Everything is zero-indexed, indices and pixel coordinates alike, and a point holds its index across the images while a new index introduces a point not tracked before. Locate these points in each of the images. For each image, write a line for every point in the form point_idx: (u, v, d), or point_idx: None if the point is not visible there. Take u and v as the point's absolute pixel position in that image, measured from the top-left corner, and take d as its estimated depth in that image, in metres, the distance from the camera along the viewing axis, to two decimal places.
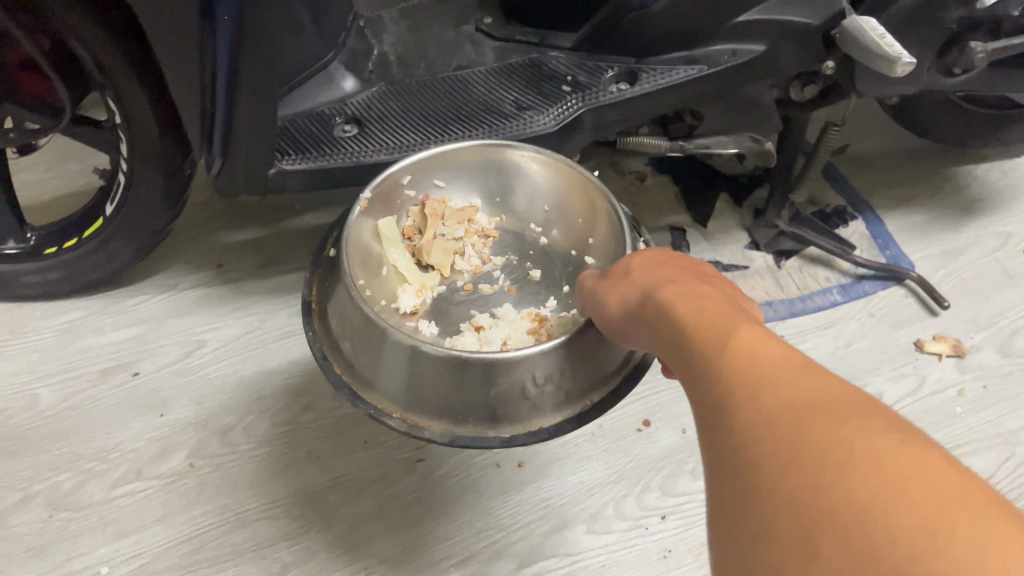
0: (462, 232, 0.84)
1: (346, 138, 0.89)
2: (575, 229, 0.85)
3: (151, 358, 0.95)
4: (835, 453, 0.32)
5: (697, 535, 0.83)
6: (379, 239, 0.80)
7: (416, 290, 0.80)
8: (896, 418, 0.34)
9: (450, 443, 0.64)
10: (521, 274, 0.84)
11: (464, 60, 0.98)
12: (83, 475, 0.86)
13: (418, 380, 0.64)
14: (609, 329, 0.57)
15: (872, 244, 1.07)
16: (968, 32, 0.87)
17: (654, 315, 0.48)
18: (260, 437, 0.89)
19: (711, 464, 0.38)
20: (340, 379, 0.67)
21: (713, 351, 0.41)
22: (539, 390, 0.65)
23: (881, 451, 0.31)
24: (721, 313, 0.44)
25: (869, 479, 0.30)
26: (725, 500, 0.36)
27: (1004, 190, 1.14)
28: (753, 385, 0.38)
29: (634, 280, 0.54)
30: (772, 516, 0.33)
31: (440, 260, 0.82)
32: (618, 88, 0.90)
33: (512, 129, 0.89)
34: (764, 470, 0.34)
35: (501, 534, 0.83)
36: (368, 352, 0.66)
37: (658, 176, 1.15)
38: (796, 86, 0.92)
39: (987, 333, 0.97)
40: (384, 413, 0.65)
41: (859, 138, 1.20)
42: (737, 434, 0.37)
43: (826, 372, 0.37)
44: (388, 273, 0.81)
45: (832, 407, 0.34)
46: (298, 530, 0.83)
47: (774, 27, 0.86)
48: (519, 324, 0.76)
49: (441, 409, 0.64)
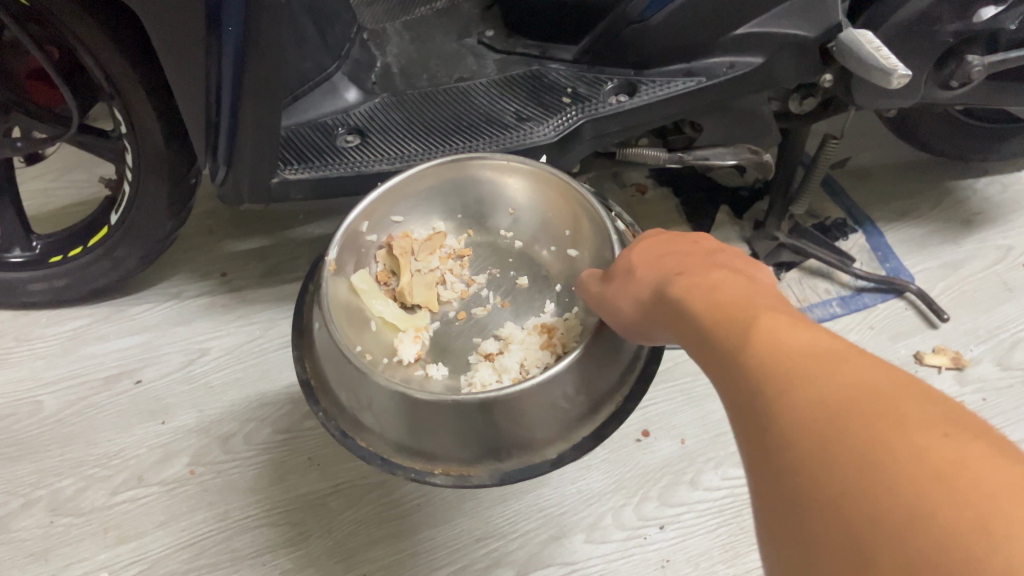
0: (435, 260, 0.84)
1: (349, 147, 0.90)
2: (545, 225, 0.86)
3: (155, 366, 0.96)
4: (876, 450, 0.32)
5: (696, 544, 0.83)
6: (359, 295, 0.78)
7: (413, 336, 0.78)
8: (931, 398, 0.34)
9: (504, 481, 0.63)
10: (509, 284, 0.85)
11: (466, 72, 0.99)
12: (86, 480, 0.86)
13: (439, 431, 0.63)
14: (628, 330, 0.57)
15: (872, 257, 1.07)
16: (963, 46, 0.88)
17: (674, 313, 0.48)
18: (261, 444, 0.90)
19: (752, 465, 0.38)
20: (373, 451, 0.66)
21: (737, 348, 0.41)
22: (572, 401, 0.65)
23: (925, 445, 0.31)
24: (739, 301, 0.43)
25: (917, 477, 0.30)
26: (773, 503, 0.36)
27: (1004, 204, 1.14)
28: (782, 381, 0.37)
29: (647, 278, 0.53)
30: (825, 523, 0.32)
31: (425, 297, 0.82)
32: (618, 99, 0.91)
33: (513, 139, 0.89)
34: (807, 472, 0.34)
35: (500, 542, 0.84)
36: (384, 413, 0.65)
37: (659, 188, 1.16)
38: (795, 98, 0.94)
39: (986, 346, 0.97)
40: (425, 473, 0.64)
41: (859, 152, 1.21)
42: (774, 434, 0.36)
43: (855, 356, 0.37)
44: (378, 326, 0.79)
45: (866, 399, 0.34)
46: (297, 537, 0.83)
47: (771, 40, 0.87)
48: (530, 340, 0.76)
49: (478, 451, 0.64)
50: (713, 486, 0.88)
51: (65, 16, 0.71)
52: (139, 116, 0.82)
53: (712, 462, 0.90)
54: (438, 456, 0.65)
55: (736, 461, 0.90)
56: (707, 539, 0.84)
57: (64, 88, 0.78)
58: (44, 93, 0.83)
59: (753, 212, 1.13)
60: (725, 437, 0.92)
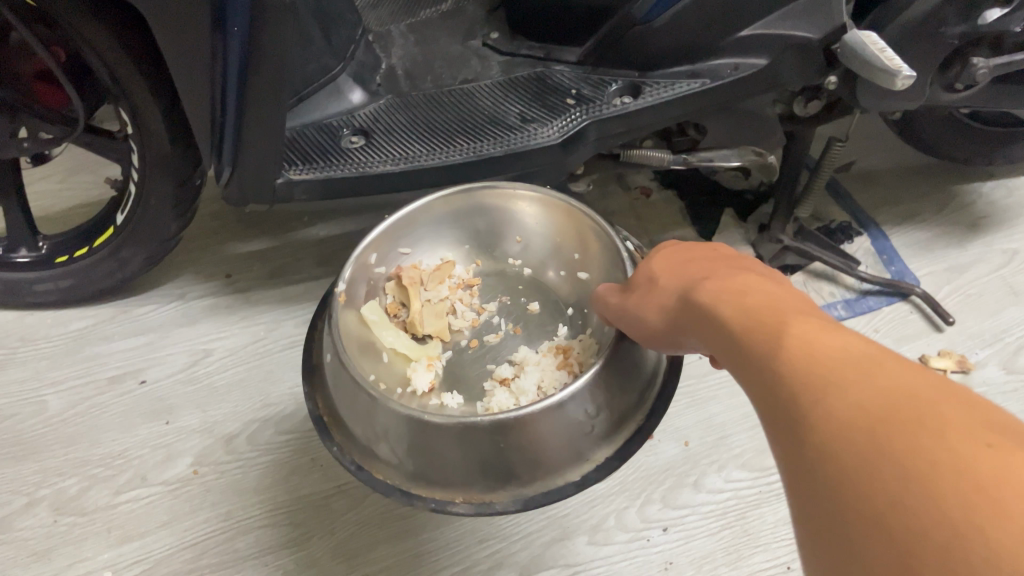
0: (444, 288, 0.85)
1: (354, 149, 0.90)
2: (556, 253, 0.87)
3: (160, 366, 0.96)
4: (917, 460, 0.30)
5: (698, 547, 0.83)
6: (369, 326, 0.79)
7: (427, 364, 0.78)
8: (974, 405, 0.31)
9: (528, 508, 0.63)
10: (520, 311, 0.85)
11: (471, 73, 0.99)
12: (89, 480, 0.86)
13: (454, 455, 0.63)
14: (656, 337, 0.56)
15: (878, 260, 1.07)
16: (968, 48, 0.88)
17: (702, 321, 0.47)
18: (264, 445, 0.90)
19: (790, 479, 0.36)
20: (391, 484, 0.66)
21: (769, 355, 0.39)
22: (594, 421, 0.65)
23: (969, 454, 0.29)
24: (769, 308, 0.42)
25: (960, 489, 0.28)
26: (811, 520, 0.34)
27: (1010, 209, 1.13)
28: (816, 389, 0.35)
29: (673, 287, 0.53)
30: (865, 537, 0.30)
31: (436, 327, 0.81)
32: (622, 100, 0.91)
33: (518, 141, 0.89)
34: (846, 486, 0.32)
35: (502, 543, 0.84)
36: (403, 444, 0.65)
37: (664, 191, 1.16)
38: (799, 101, 0.93)
39: (990, 349, 0.96)
40: (445, 502, 0.64)
41: (863, 156, 1.21)
42: (810, 443, 0.34)
43: (892, 361, 0.35)
44: (391, 357, 0.79)
45: (904, 406, 0.32)
46: (300, 537, 0.83)
47: (774, 41, 0.87)
48: (546, 362, 0.77)
49: (500, 476, 0.63)
50: (717, 488, 0.88)
51: (66, 17, 0.71)
52: (146, 118, 0.82)
53: (715, 464, 0.90)
54: (457, 485, 0.64)
55: (740, 464, 0.90)
56: (710, 541, 0.83)
57: (70, 88, 0.78)
58: (48, 93, 0.82)
59: (757, 215, 1.12)
60: (728, 440, 0.92)
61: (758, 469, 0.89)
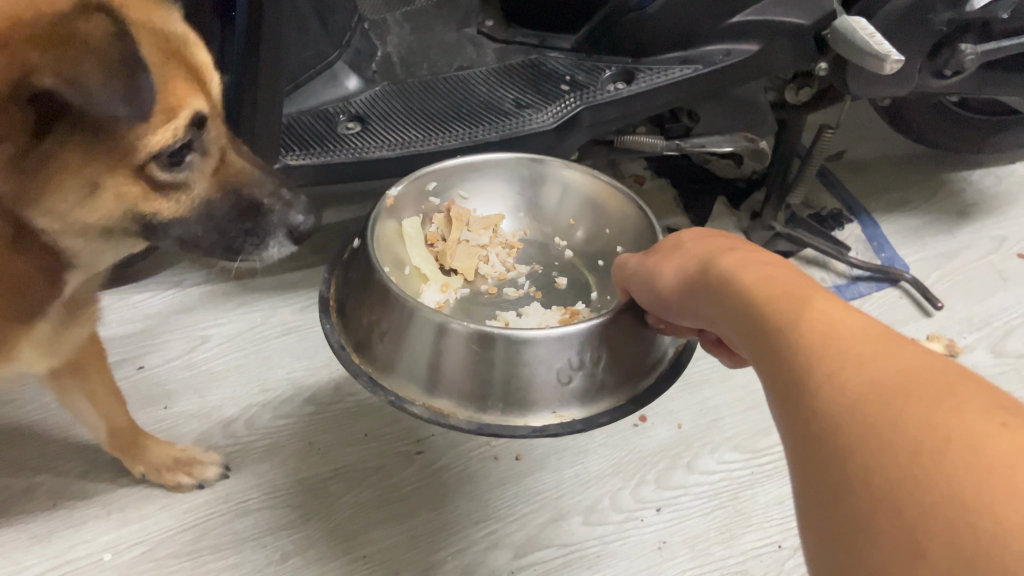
0: (486, 237, 0.87)
1: (351, 135, 0.91)
2: (598, 237, 0.88)
3: (157, 352, 0.97)
4: (931, 437, 0.31)
5: (691, 527, 0.84)
6: (404, 239, 0.82)
7: (441, 285, 0.82)
8: (989, 392, 0.33)
9: (474, 430, 0.65)
10: (546, 281, 0.87)
11: (466, 61, 1.00)
12: (88, 465, 0.87)
13: (447, 361, 0.67)
14: (665, 304, 0.57)
15: (867, 246, 1.08)
16: (957, 34, 0.89)
17: (715, 290, 0.49)
18: (263, 429, 0.92)
19: (791, 446, 0.37)
20: (362, 369, 0.70)
21: (786, 328, 0.41)
22: (571, 375, 0.67)
23: (986, 434, 0.30)
24: (791, 285, 0.43)
25: (971, 467, 0.29)
26: (809, 485, 0.35)
27: (998, 196, 1.16)
28: (834, 362, 0.37)
29: (693, 256, 0.54)
30: (867, 503, 0.31)
31: (464, 265, 0.84)
32: (616, 87, 0.92)
33: (513, 126, 0.91)
34: (851, 455, 0.33)
35: (499, 524, 0.85)
36: (389, 336, 0.69)
37: (657, 180, 1.18)
38: (790, 89, 0.95)
39: (979, 333, 0.97)
40: (406, 400, 0.67)
41: (853, 145, 1.23)
42: (817, 413, 0.36)
43: (910, 345, 0.36)
44: (410, 273, 0.82)
45: (922, 385, 0.33)
46: (298, 519, 0.84)
47: (766, 27, 0.89)
48: (550, 314, 0.80)
49: (468, 395, 0.67)
50: (708, 470, 0.90)
51: None
52: None
53: (708, 446, 0.92)
54: (431, 389, 0.68)
55: (732, 445, 0.92)
56: (702, 521, 0.85)
57: None
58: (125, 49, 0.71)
59: (750, 203, 1.14)
60: (722, 422, 0.94)
61: (749, 450, 0.92)
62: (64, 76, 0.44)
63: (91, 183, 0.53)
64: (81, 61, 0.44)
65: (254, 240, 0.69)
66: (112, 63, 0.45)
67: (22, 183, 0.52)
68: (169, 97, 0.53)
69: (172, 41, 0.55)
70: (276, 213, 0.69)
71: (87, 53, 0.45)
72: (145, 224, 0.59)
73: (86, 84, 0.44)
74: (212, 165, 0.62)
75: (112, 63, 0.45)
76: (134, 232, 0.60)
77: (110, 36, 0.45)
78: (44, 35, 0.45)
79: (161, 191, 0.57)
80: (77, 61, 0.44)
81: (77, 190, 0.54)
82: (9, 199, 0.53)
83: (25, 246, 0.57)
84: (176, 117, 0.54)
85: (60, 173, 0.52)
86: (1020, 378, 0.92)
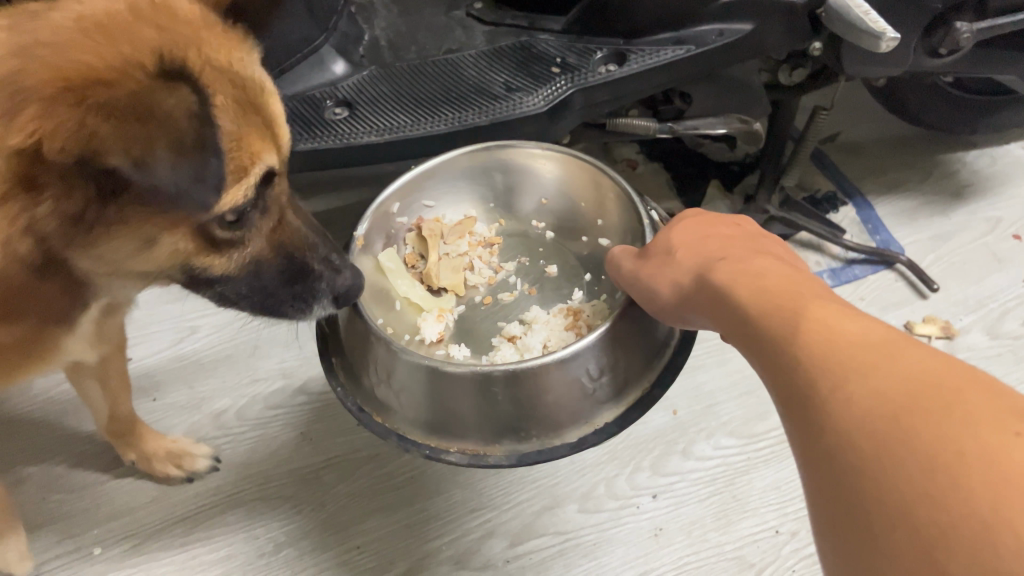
0: (464, 245, 0.86)
1: (337, 120, 0.91)
2: (575, 213, 0.87)
3: (146, 343, 0.98)
4: (943, 451, 0.30)
5: (688, 513, 0.83)
6: (385, 275, 0.80)
7: (437, 316, 0.80)
8: (998, 394, 0.32)
9: (517, 464, 0.66)
10: (537, 274, 0.86)
11: (454, 44, 0.99)
12: (76, 459, 0.87)
13: (464, 411, 0.67)
14: (667, 314, 0.56)
15: (862, 229, 1.08)
16: (951, 13, 0.87)
17: (715, 298, 0.47)
18: (254, 419, 0.91)
19: (803, 462, 0.36)
20: (388, 428, 0.69)
21: (788, 337, 0.40)
22: (596, 382, 0.67)
23: (1001, 445, 0.29)
24: (788, 295, 0.42)
25: (988, 481, 0.28)
26: (824, 503, 0.34)
27: (993, 177, 1.14)
28: (837, 373, 0.35)
29: (688, 265, 0.53)
30: (885, 524, 0.31)
31: (452, 281, 0.82)
32: (607, 68, 0.90)
33: (503, 109, 0.89)
34: (866, 474, 0.32)
35: (493, 513, 0.84)
36: (396, 386, 0.68)
37: (650, 164, 1.17)
38: (784, 69, 0.94)
39: (976, 315, 0.96)
40: (441, 451, 0.68)
41: (847, 127, 1.22)
42: (826, 429, 0.35)
43: (914, 349, 0.35)
44: (403, 306, 0.80)
45: (930, 395, 0.32)
46: (287, 511, 0.83)
47: (757, 5, 0.86)
48: (554, 322, 0.78)
49: (496, 431, 0.67)
50: (705, 456, 0.88)
51: None
52: None
53: (704, 432, 0.90)
54: (458, 434, 0.68)
55: (729, 431, 0.90)
56: (699, 507, 0.84)
57: None
58: None
59: (745, 186, 1.13)
60: (717, 408, 0.92)
61: (746, 435, 0.89)
62: (132, 156, 0.41)
63: (147, 237, 0.52)
64: (154, 142, 0.40)
65: (300, 302, 0.67)
66: (189, 146, 0.41)
67: (76, 229, 0.49)
68: (242, 156, 0.50)
69: (250, 91, 0.51)
70: (323, 278, 0.67)
71: (161, 132, 0.40)
72: (191, 275, 0.58)
73: (154, 168, 0.40)
74: (271, 225, 0.60)
75: (187, 148, 0.41)
76: (176, 275, 0.58)
77: (190, 115, 0.41)
78: (119, 104, 0.41)
79: (217, 249, 0.56)
80: (148, 141, 0.40)
81: (132, 242, 0.51)
82: (58, 239, 0.50)
83: (59, 274, 0.54)
84: (248, 175, 0.52)
85: (118, 225, 0.50)
86: (1016, 360, 0.92)
